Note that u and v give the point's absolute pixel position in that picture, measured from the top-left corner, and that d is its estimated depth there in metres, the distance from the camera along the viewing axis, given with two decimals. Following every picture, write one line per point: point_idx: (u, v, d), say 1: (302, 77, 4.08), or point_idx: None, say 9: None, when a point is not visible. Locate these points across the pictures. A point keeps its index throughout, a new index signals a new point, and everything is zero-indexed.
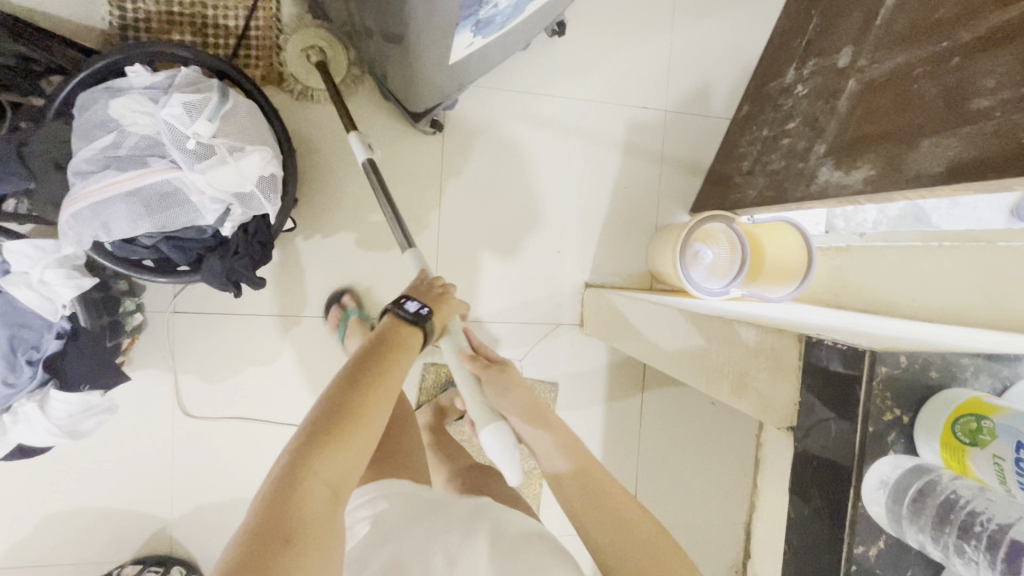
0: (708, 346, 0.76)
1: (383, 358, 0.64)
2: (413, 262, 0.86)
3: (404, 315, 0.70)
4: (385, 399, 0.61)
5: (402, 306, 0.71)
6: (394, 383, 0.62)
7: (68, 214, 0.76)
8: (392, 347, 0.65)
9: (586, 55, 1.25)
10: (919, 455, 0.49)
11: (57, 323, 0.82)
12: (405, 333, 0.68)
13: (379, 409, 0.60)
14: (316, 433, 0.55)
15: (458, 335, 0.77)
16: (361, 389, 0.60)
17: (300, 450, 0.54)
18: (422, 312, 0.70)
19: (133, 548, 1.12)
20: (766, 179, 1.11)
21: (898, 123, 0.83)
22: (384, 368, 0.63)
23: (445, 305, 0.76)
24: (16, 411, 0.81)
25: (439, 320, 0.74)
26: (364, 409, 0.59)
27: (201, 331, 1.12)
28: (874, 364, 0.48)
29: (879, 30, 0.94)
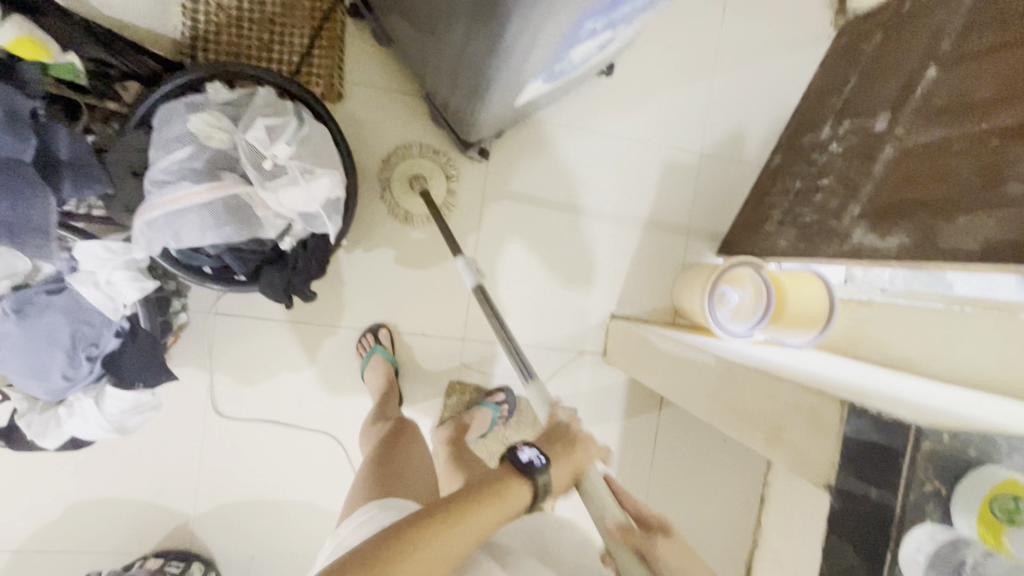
0: (742, 395, 0.80)
1: (475, 501, 0.67)
2: (534, 398, 0.82)
3: (517, 465, 0.73)
4: (442, 547, 0.61)
5: (518, 455, 0.74)
6: (465, 533, 0.63)
7: (143, 220, 0.80)
8: (489, 497, 0.68)
9: (629, 95, 1.30)
10: (953, 525, 0.53)
11: (117, 321, 0.86)
12: (510, 487, 0.70)
13: (438, 553, 0.60)
14: (357, 560, 0.57)
15: (604, 495, 0.67)
16: (433, 527, 0.62)
17: (346, 563, 0.57)
18: (539, 464, 0.72)
19: (154, 541, 1.14)
20: (796, 231, 1.16)
21: (935, 195, 0.88)
22: (467, 510, 0.65)
23: (577, 453, 0.75)
24: (72, 405, 0.86)
25: (566, 470, 0.73)
26: (413, 552, 0.59)
27: (239, 335, 1.15)
28: (919, 438, 0.52)
29: (919, 101, 0.98)
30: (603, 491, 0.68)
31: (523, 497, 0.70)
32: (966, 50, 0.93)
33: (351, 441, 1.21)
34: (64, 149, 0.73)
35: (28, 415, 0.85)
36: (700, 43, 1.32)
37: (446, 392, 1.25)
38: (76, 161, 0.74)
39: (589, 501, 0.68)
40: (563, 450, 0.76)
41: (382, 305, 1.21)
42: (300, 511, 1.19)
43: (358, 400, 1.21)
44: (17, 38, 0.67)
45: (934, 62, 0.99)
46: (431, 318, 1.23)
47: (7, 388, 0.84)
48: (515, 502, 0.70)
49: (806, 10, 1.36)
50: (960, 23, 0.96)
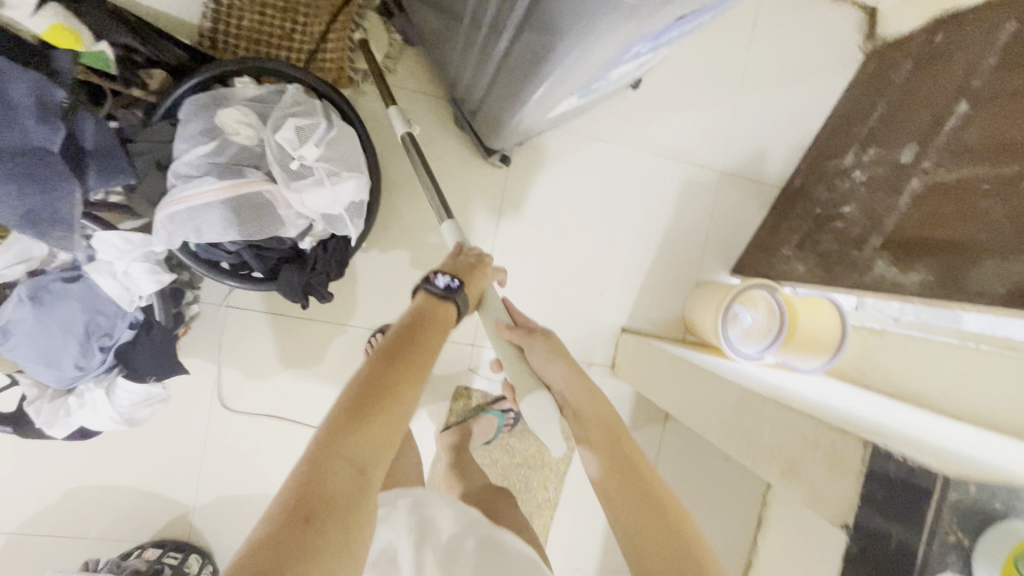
0: (757, 424, 0.79)
1: (419, 333, 0.63)
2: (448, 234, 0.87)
3: (434, 288, 0.70)
4: (416, 381, 0.59)
5: (433, 281, 0.71)
6: (425, 362, 0.61)
7: (165, 213, 0.78)
8: (430, 322, 0.66)
9: (653, 109, 1.29)
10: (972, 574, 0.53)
11: (131, 312, 0.85)
12: (438, 308, 0.68)
13: (410, 390, 0.58)
14: (343, 418, 0.54)
15: (498, 307, 0.78)
16: (396, 371, 0.58)
17: (332, 426, 0.53)
18: (454, 287, 0.70)
19: (153, 530, 1.14)
20: (815, 258, 1.15)
21: (962, 235, 0.87)
22: (417, 344, 0.62)
23: (477, 273, 0.77)
24: (83, 396, 0.85)
25: (472, 291, 0.75)
26: (395, 394, 0.57)
27: (249, 329, 1.15)
28: (946, 489, 0.52)
29: (948, 136, 0.98)
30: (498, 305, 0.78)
31: (450, 315, 0.69)
32: (1000, 88, 0.92)
33: None
34: (89, 139, 0.72)
35: (36, 402, 0.84)
36: (727, 62, 1.31)
37: (453, 397, 1.24)
38: (100, 150, 0.74)
39: (484, 314, 0.79)
40: (464, 274, 0.76)
41: (394, 306, 1.21)
42: None
43: None
44: (51, 26, 0.68)
45: (965, 97, 0.98)
46: None
47: (18, 373, 0.84)
48: (447, 319, 0.68)
49: (835, 34, 1.36)
50: (996, 60, 0.96)
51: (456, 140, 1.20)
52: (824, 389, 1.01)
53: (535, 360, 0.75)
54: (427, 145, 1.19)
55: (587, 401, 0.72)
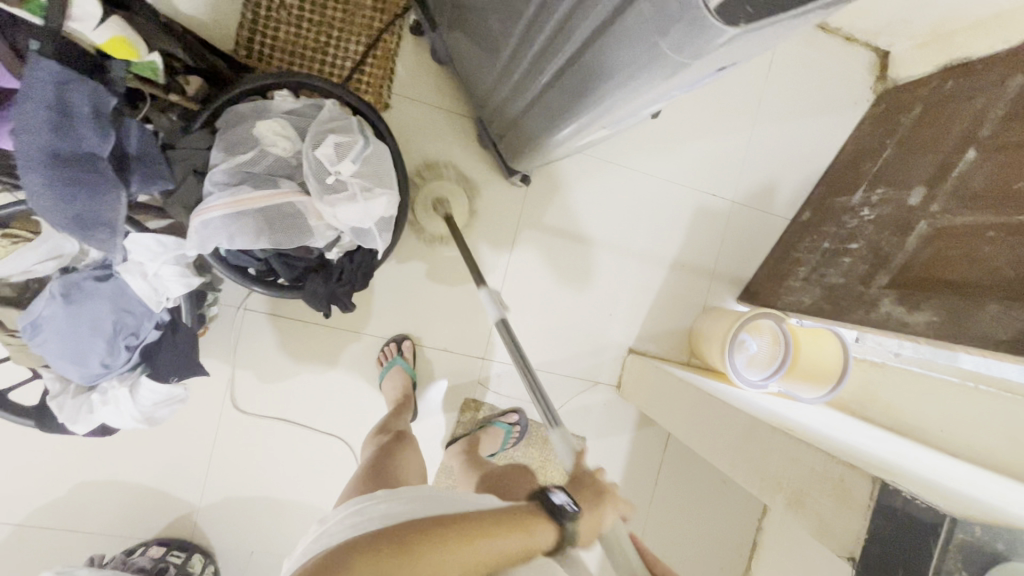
0: (765, 454, 0.82)
1: (494, 523, 0.62)
2: (560, 444, 0.79)
3: (550, 503, 0.68)
4: (465, 558, 0.58)
5: (551, 494, 0.69)
6: (491, 553, 0.60)
7: (199, 219, 0.80)
8: (516, 523, 0.63)
9: (670, 138, 1.32)
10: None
11: (158, 313, 0.86)
12: (537, 522, 0.65)
13: (450, 569, 0.57)
14: (375, 546, 0.57)
15: (629, 556, 0.69)
16: (442, 539, 0.58)
17: (356, 551, 0.56)
18: (570, 510, 0.67)
19: (157, 528, 1.14)
20: (822, 291, 1.18)
21: (967, 279, 0.90)
22: (491, 532, 0.61)
23: (604, 503, 0.72)
24: (106, 393, 0.86)
25: (590, 526, 0.69)
26: (436, 556, 0.57)
27: (265, 332, 1.16)
28: (952, 529, 0.54)
29: (956, 182, 1.02)
30: (626, 548, 0.69)
31: (548, 537, 0.65)
32: (1006, 140, 0.96)
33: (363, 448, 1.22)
34: (133, 144, 0.74)
35: (60, 398, 0.85)
36: (743, 96, 1.35)
37: (461, 409, 1.26)
38: (143, 155, 0.75)
39: (612, 555, 0.69)
40: (591, 504, 0.71)
41: (408, 316, 1.23)
42: (306, 511, 1.21)
43: (374, 408, 1.22)
44: (111, 37, 0.69)
45: (973, 145, 1.02)
46: (454, 335, 1.25)
47: (44, 368, 0.86)
48: (541, 539, 0.65)
49: (848, 74, 1.41)
50: (1004, 111, 1.00)
51: (478, 157, 1.23)
52: (828, 419, 1.04)
53: None
54: (449, 161, 1.22)
55: None
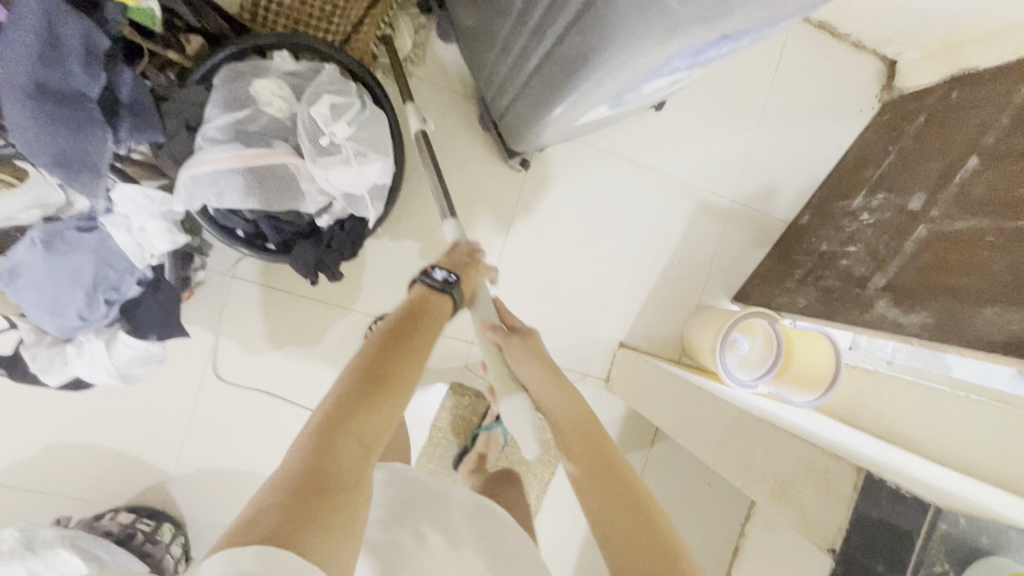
0: (750, 445, 0.80)
1: (415, 325, 0.66)
2: (452, 231, 0.91)
3: (432, 283, 0.74)
4: (417, 362, 0.63)
5: (429, 274, 0.75)
6: (427, 345, 0.65)
7: (189, 174, 0.78)
8: (428, 315, 0.69)
9: (673, 133, 1.32)
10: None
11: (141, 269, 0.85)
12: (435, 299, 0.72)
13: (414, 372, 0.62)
14: (355, 393, 0.57)
15: (487, 307, 0.83)
16: (395, 354, 0.62)
17: (340, 405, 0.55)
18: (450, 281, 0.74)
19: (129, 494, 1.12)
20: (818, 293, 1.17)
21: (964, 283, 0.89)
22: (421, 330, 0.66)
23: (471, 275, 0.81)
24: (81, 346, 0.84)
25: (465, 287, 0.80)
26: (402, 372, 0.61)
27: (253, 303, 1.15)
28: (936, 520, 0.53)
29: (957, 188, 1.01)
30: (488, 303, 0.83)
31: (448, 306, 0.73)
32: (1009, 148, 0.95)
33: None
34: (125, 92, 0.72)
35: (34, 347, 0.83)
36: (749, 96, 1.35)
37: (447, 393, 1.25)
38: (134, 105, 0.74)
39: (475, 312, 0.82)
40: (459, 269, 0.80)
41: (398, 295, 1.21)
42: None
43: None
44: None
45: (977, 152, 1.01)
46: None
47: (20, 317, 0.84)
48: (445, 312, 0.72)
49: (855, 81, 1.40)
50: (1009, 119, 0.99)
51: (479, 139, 1.22)
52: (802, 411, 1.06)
53: (514, 361, 0.79)
54: (448, 140, 1.21)
55: (556, 398, 0.75)
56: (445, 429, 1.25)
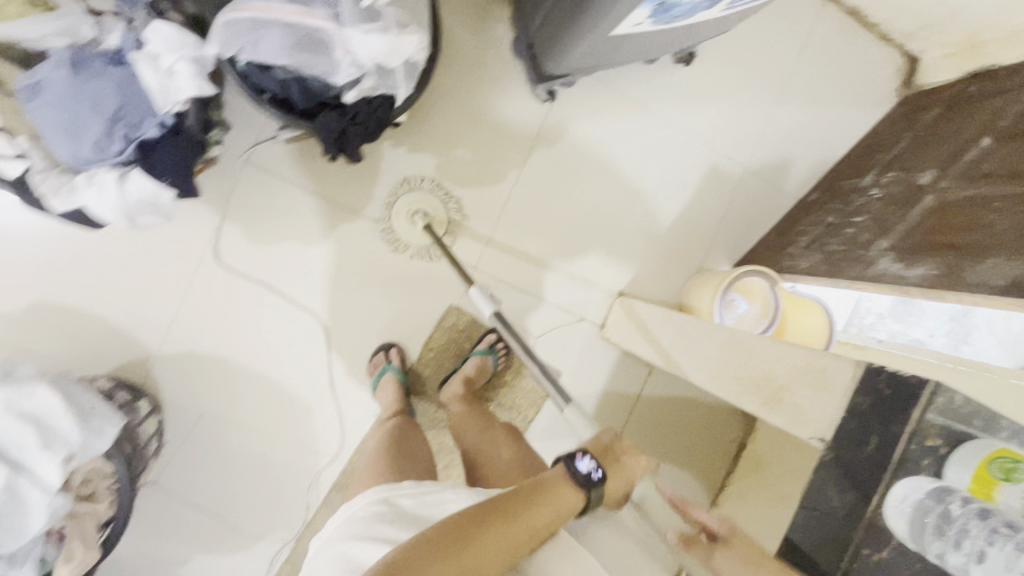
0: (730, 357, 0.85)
1: (528, 503, 0.61)
2: (582, 423, 0.79)
3: (575, 473, 0.66)
4: (506, 541, 0.58)
5: (575, 463, 0.67)
6: (526, 526, 0.59)
7: (225, 18, 0.78)
8: (545, 499, 0.63)
9: (697, 92, 1.34)
10: (941, 477, 0.55)
11: (163, 114, 0.83)
12: (566, 491, 0.65)
13: (495, 549, 0.57)
14: (429, 544, 0.55)
15: None
16: (485, 522, 0.58)
17: (413, 550, 0.55)
18: (596, 478, 0.66)
19: (111, 366, 1.10)
20: (820, 256, 1.19)
21: (967, 240, 0.91)
22: (526, 508, 0.61)
23: (626, 461, 0.72)
24: (93, 176, 0.83)
25: (614, 485, 0.69)
26: (482, 542, 0.56)
27: (264, 191, 1.14)
28: (933, 391, 0.54)
29: (969, 162, 1.02)
30: None
31: (576, 502, 0.65)
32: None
33: (337, 329, 1.20)
34: None
35: (43, 174, 0.82)
36: (774, 69, 1.37)
37: (443, 314, 1.24)
38: None
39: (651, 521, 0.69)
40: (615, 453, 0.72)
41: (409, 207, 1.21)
42: (266, 381, 1.17)
43: (357, 291, 1.20)
44: None
45: (991, 132, 1.02)
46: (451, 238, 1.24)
47: (33, 139, 0.82)
48: (571, 503, 0.64)
49: (875, 72, 1.43)
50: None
51: (505, 67, 1.24)
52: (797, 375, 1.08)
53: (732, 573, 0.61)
54: (479, 61, 1.22)
55: None
56: (437, 351, 1.24)
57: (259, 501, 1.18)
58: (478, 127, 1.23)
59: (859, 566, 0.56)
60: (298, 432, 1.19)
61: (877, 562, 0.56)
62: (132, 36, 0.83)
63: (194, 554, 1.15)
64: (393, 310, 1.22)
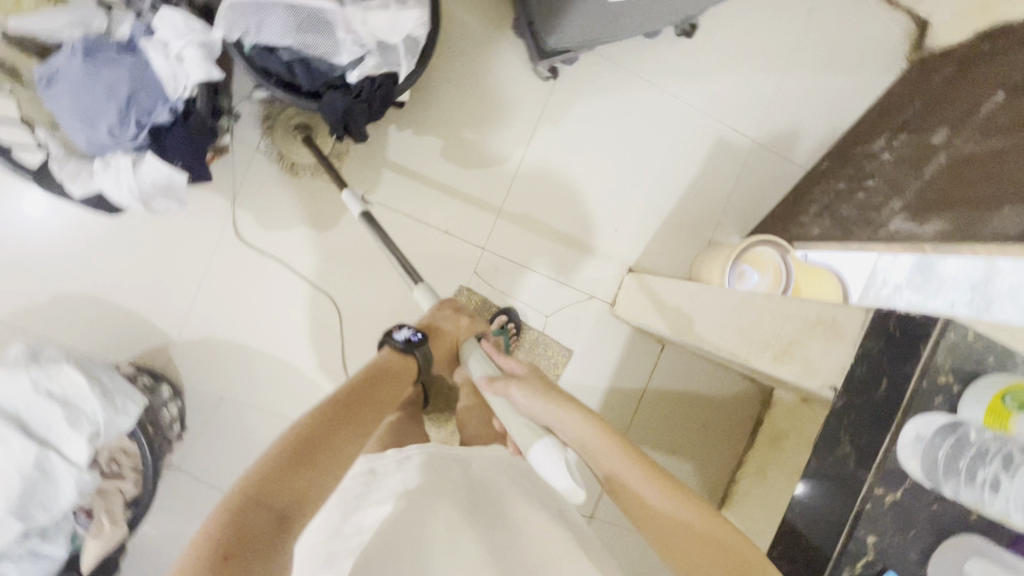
0: (741, 318, 0.84)
1: (367, 396, 0.70)
2: (424, 298, 0.91)
3: (397, 342, 0.82)
4: (355, 433, 0.64)
5: (394, 335, 0.83)
6: (370, 417, 0.68)
7: (228, 2, 0.80)
8: (378, 388, 0.72)
9: (701, 65, 1.33)
10: (956, 412, 0.54)
11: (173, 99, 0.85)
12: (391, 364, 0.79)
13: (348, 441, 0.62)
14: (284, 459, 0.56)
15: (480, 365, 0.84)
16: (334, 423, 0.63)
17: (268, 468, 0.55)
18: (415, 339, 0.82)
19: (133, 352, 1.13)
20: (831, 223, 1.17)
21: (982, 193, 0.90)
22: (366, 400, 0.69)
23: (445, 327, 0.90)
24: (109, 161, 0.85)
25: (445, 345, 0.89)
26: (336, 441, 0.61)
27: (275, 179, 1.17)
28: (946, 328, 0.53)
29: (983, 117, 1.00)
30: (474, 361, 0.85)
31: (406, 367, 0.80)
32: None
33: (348, 312, 1.21)
34: None
35: (62, 161, 0.85)
36: (779, 39, 1.36)
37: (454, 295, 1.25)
38: None
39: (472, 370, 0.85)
40: (434, 324, 0.90)
41: (415, 189, 1.22)
42: (280, 364, 1.19)
43: (366, 274, 1.21)
44: None
45: (1005, 85, 1.00)
46: (458, 219, 1.25)
47: (50, 130, 0.86)
48: (402, 371, 0.80)
49: (885, 38, 1.40)
50: None
51: (507, 47, 1.24)
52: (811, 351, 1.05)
53: (525, 402, 0.77)
54: (481, 41, 1.23)
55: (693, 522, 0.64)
56: None
57: None
58: (482, 108, 1.24)
59: (871, 507, 0.55)
60: None
61: (889, 502, 0.55)
62: (143, 24, 0.86)
63: None
64: (403, 292, 1.23)
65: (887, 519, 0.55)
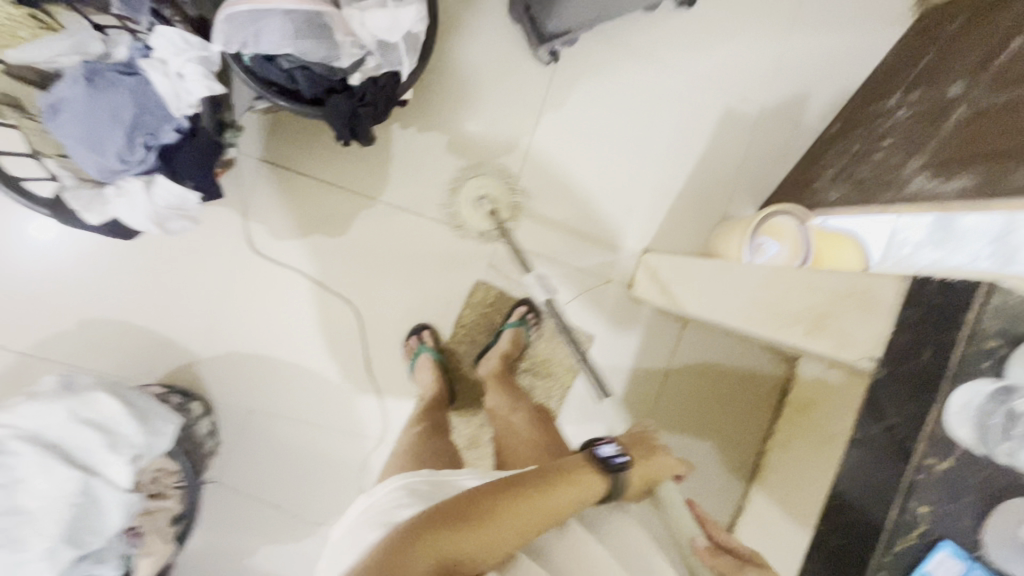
0: (768, 294, 0.84)
1: (548, 487, 0.67)
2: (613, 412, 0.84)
3: (603, 455, 0.74)
4: (520, 519, 0.62)
5: (603, 448, 0.75)
6: (544, 509, 0.64)
7: (225, 13, 0.78)
8: (567, 484, 0.68)
9: (702, 35, 1.30)
10: (1004, 377, 0.53)
11: (178, 118, 0.85)
12: (592, 472, 0.71)
13: (510, 523, 0.61)
14: (446, 515, 0.60)
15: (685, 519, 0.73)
16: (503, 499, 0.63)
17: (430, 520, 0.60)
18: (622, 461, 0.73)
19: (161, 372, 1.14)
20: (849, 187, 1.15)
21: (1007, 144, 0.87)
22: (547, 491, 0.66)
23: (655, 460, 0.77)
24: (121, 187, 0.86)
25: (642, 474, 0.75)
26: (496, 516, 0.61)
27: (285, 189, 1.16)
28: (989, 292, 0.52)
29: (1002, 64, 0.97)
30: (679, 512, 0.74)
31: (601, 483, 0.71)
32: None
33: (368, 316, 1.21)
34: None
35: (74, 191, 0.86)
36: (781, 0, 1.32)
37: (471, 291, 1.25)
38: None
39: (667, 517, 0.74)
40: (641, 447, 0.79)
41: (424, 187, 1.21)
42: (305, 373, 1.20)
43: (383, 277, 1.21)
44: None
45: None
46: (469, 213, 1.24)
47: (60, 160, 0.87)
48: (595, 484, 0.70)
49: None
50: None
51: (503, 34, 1.22)
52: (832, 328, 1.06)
53: None
54: (478, 30, 1.21)
55: None
56: (468, 327, 1.25)
57: (313, 489, 1.21)
58: (484, 98, 1.22)
59: (922, 478, 0.54)
60: (343, 419, 1.22)
61: (939, 471, 0.54)
62: (139, 44, 0.85)
63: (258, 545, 1.20)
64: (421, 291, 1.23)
65: (937, 487, 0.55)
